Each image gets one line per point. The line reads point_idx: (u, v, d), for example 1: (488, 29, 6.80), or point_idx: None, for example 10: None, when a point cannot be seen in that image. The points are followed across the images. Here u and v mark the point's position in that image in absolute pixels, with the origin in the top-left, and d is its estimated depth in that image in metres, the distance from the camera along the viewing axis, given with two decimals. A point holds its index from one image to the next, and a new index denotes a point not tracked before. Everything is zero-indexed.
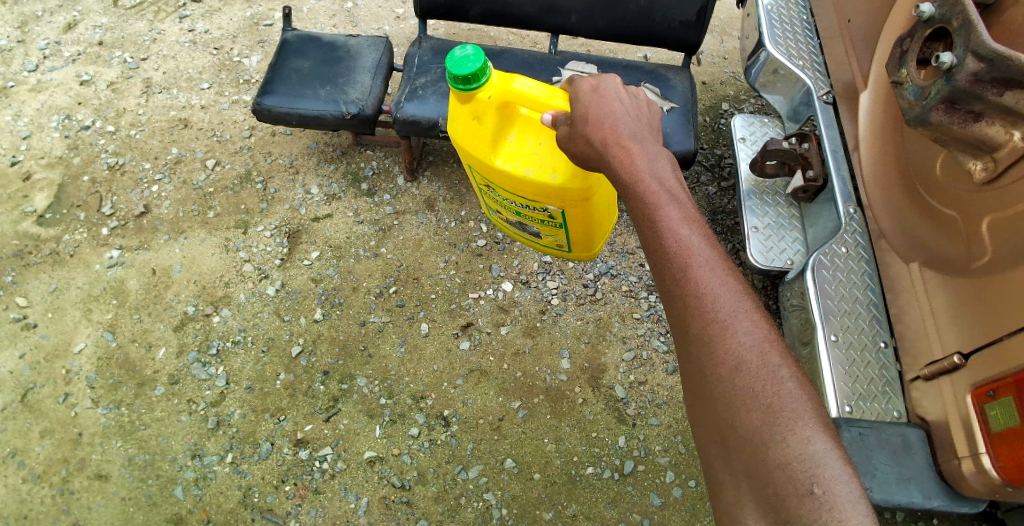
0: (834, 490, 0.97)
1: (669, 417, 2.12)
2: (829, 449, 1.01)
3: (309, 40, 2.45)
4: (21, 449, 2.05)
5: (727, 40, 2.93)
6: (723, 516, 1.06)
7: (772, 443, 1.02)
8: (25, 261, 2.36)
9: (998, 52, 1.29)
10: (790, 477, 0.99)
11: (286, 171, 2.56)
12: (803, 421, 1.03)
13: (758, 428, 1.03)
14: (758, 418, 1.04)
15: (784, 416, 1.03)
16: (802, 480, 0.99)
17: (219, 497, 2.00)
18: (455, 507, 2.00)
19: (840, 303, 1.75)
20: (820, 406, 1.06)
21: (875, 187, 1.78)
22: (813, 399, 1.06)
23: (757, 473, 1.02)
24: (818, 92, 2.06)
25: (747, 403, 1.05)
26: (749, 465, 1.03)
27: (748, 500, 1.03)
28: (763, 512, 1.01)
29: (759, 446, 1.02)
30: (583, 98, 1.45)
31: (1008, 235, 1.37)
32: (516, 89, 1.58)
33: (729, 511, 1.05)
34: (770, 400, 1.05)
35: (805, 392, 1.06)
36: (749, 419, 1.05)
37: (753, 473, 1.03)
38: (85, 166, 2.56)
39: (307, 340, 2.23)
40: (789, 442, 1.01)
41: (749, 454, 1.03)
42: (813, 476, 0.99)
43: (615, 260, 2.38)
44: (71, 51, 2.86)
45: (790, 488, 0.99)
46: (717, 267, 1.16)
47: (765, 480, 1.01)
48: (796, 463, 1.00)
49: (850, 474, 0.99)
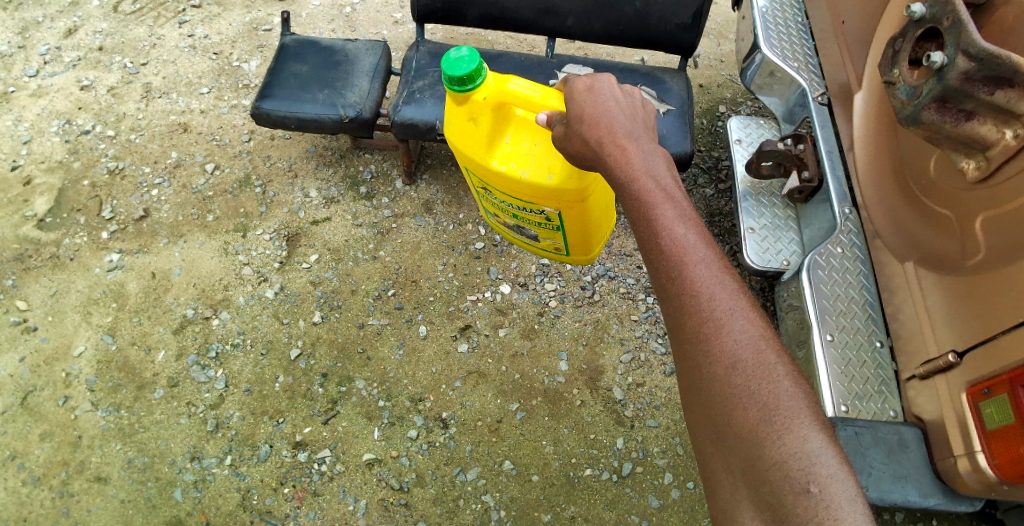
0: (830, 488, 0.98)
1: (667, 418, 2.13)
2: (826, 447, 1.02)
3: (308, 44, 2.47)
4: (21, 452, 2.06)
5: (724, 43, 2.94)
6: (720, 514, 1.07)
7: (769, 440, 1.02)
8: (25, 265, 2.37)
9: (988, 52, 1.30)
10: (786, 475, 1.00)
11: (285, 174, 2.58)
12: (799, 419, 1.03)
13: (754, 426, 1.04)
14: (755, 416, 1.04)
15: (780, 414, 1.04)
16: (799, 479, 0.99)
17: (219, 500, 2.01)
18: (453, 509, 2.01)
19: (836, 303, 1.76)
20: (816, 402, 1.07)
21: (869, 186, 1.79)
22: (811, 396, 1.07)
23: (754, 472, 1.02)
24: (813, 94, 2.06)
25: (743, 402, 1.06)
26: (746, 464, 1.03)
27: (744, 498, 1.03)
28: (759, 510, 1.01)
29: (755, 444, 1.03)
30: (578, 97, 1.46)
31: (1002, 233, 1.38)
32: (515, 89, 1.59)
33: (727, 509, 1.05)
34: (767, 398, 1.05)
35: (801, 389, 1.07)
36: (745, 418, 1.05)
37: (749, 471, 1.03)
38: (85, 171, 2.57)
39: (306, 343, 2.24)
40: (786, 440, 1.02)
41: (745, 452, 1.04)
42: (810, 474, 0.99)
43: (613, 262, 2.39)
44: (72, 56, 2.87)
45: (787, 486, 0.99)
46: (713, 266, 1.16)
47: (761, 478, 1.01)
48: (792, 461, 1.00)
49: (846, 473, 1.00)
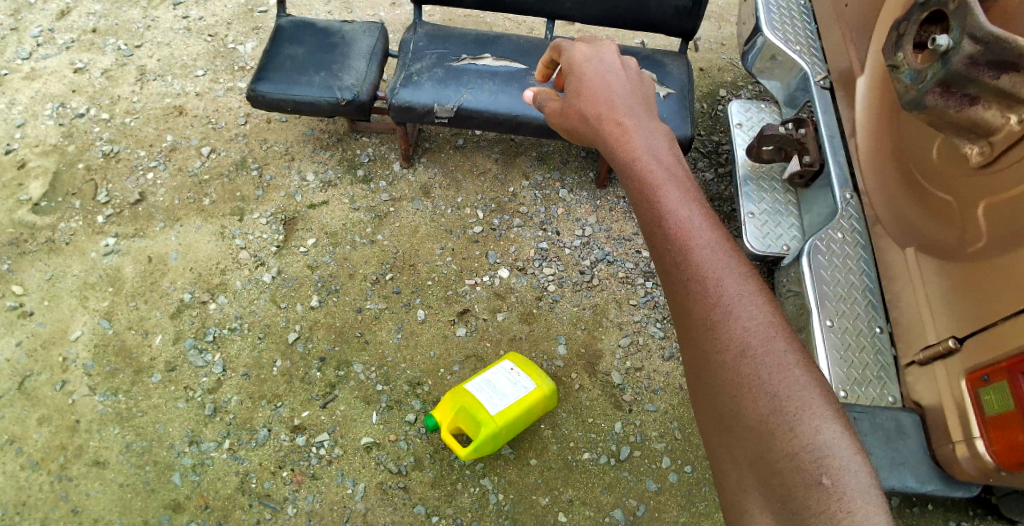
0: (842, 480, 0.96)
1: (665, 403, 2.14)
2: (838, 438, 1.00)
3: (303, 26, 2.43)
4: (19, 436, 2.05)
5: (725, 26, 2.91)
6: (729, 508, 1.04)
7: (780, 432, 1.00)
8: (20, 249, 2.35)
9: (994, 35, 1.27)
10: (798, 467, 0.98)
11: (281, 157, 2.56)
12: (811, 409, 1.01)
13: (764, 418, 1.02)
14: (766, 407, 1.02)
15: (791, 404, 1.02)
16: (810, 471, 0.97)
17: (217, 483, 2.01)
18: (452, 493, 2.02)
19: (836, 288, 1.75)
20: (828, 391, 1.05)
21: (871, 172, 1.78)
22: (822, 385, 1.05)
23: (764, 463, 1.00)
24: (815, 77, 2.04)
25: (754, 390, 1.04)
26: (755, 456, 1.01)
27: (752, 490, 1.01)
28: (769, 502, 0.99)
29: (765, 435, 1.01)
30: (577, 69, 1.52)
31: (1004, 220, 1.37)
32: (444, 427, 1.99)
33: (734, 501, 1.03)
34: (777, 388, 1.03)
35: (813, 378, 1.05)
36: (754, 408, 1.03)
37: (758, 463, 1.01)
38: (79, 154, 2.55)
39: (303, 327, 2.24)
40: (798, 432, 1.00)
41: (754, 443, 1.01)
42: (822, 466, 0.97)
43: (612, 247, 2.40)
44: (65, 38, 2.83)
45: (798, 478, 0.97)
46: (719, 248, 1.16)
47: (771, 470, 0.99)
48: (804, 453, 0.98)
49: (859, 464, 0.98)
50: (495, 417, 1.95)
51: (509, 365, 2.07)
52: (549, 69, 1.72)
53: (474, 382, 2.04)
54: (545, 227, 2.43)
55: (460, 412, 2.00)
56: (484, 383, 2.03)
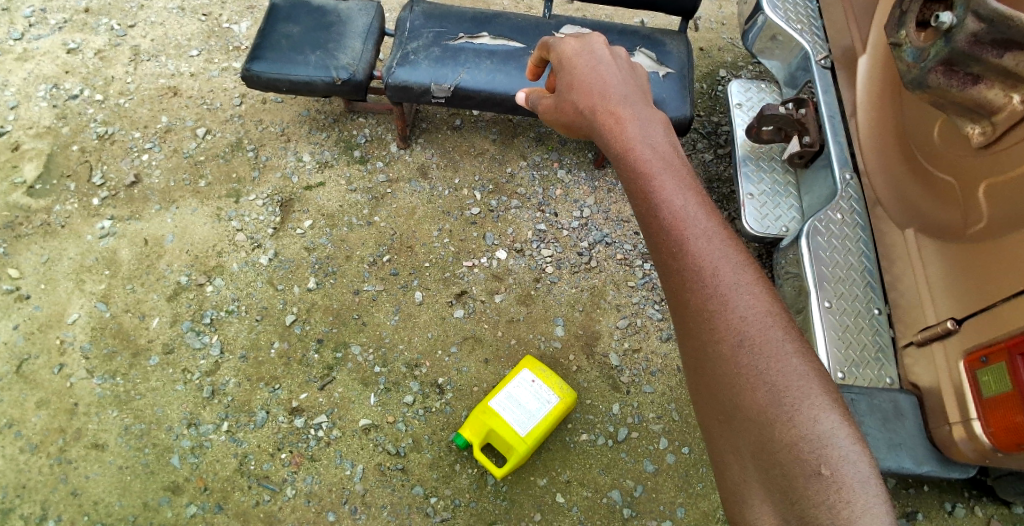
0: (842, 470, 0.96)
1: (663, 385, 2.14)
2: (837, 428, 0.99)
3: (298, 3, 2.38)
4: (17, 419, 2.06)
5: (725, 5, 2.85)
6: (730, 500, 1.02)
7: (779, 423, 0.99)
8: (15, 232, 2.34)
9: (999, 13, 1.25)
10: (797, 457, 0.97)
11: (277, 138, 2.53)
12: (810, 399, 1.01)
13: (764, 409, 1.01)
14: (764, 397, 1.01)
15: (790, 395, 1.01)
16: (809, 461, 0.96)
17: (216, 465, 2.02)
18: (450, 474, 2.03)
19: (835, 269, 1.74)
20: (827, 380, 1.04)
21: (874, 152, 1.75)
22: (821, 373, 1.04)
23: (764, 453, 0.99)
24: (817, 57, 2.00)
25: (753, 382, 1.03)
26: (756, 446, 1.00)
27: (754, 480, 0.99)
28: (770, 494, 0.98)
29: (765, 425, 1.00)
30: (568, 65, 1.51)
31: (1006, 201, 1.36)
32: (474, 449, 1.98)
33: (736, 492, 1.01)
34: (776, 379, 1.02)
35: (811, 367, 1.04)
36: (753, 399, 1.02)
37: (759, 454, 0.99)
38: (73, 136, 2.53)
39: (301, 309, 2.23)
40: (796, 423, 0.99)
41: (755, 433, 1.00)
42: (821, 456, 0.97)
43: (611, 228, 2.39)
44: (57, 18, 2.78)
45: (799, 469, 0.96)
46: (714, 238, 1.15)
47: (771, 460, 0.98)
48: (803, 443, 0.98)
49: (859, 454, 0.97)
50: (525, 438, 1.96)
51: (530, 377, 2.05)
52: (539, 68, 1.70)
53: (497, 398, 2.03)
54: (543, 208, 2.42)
55: (488, 431, 1.99)
56: (507, 400, 2.02)
